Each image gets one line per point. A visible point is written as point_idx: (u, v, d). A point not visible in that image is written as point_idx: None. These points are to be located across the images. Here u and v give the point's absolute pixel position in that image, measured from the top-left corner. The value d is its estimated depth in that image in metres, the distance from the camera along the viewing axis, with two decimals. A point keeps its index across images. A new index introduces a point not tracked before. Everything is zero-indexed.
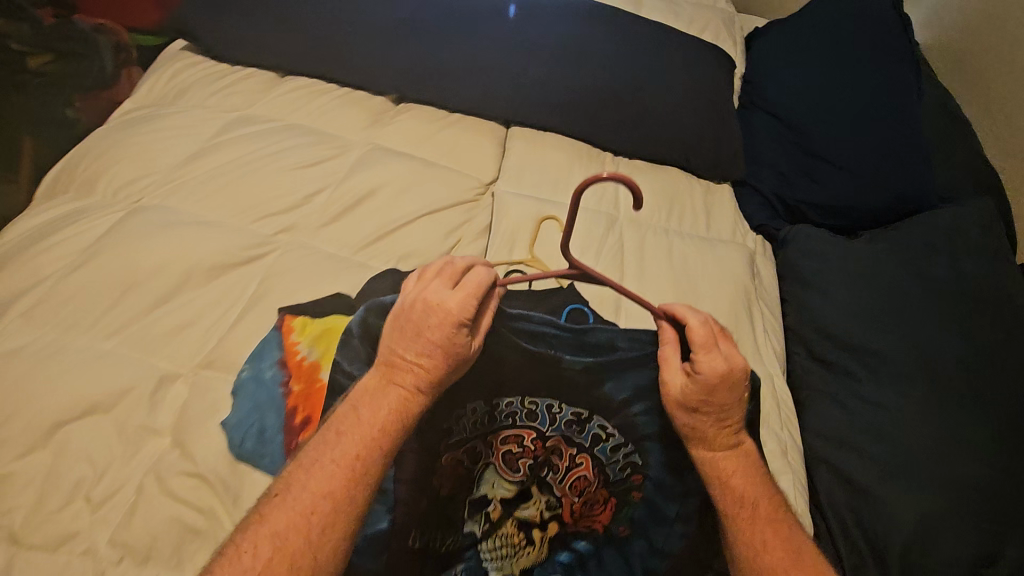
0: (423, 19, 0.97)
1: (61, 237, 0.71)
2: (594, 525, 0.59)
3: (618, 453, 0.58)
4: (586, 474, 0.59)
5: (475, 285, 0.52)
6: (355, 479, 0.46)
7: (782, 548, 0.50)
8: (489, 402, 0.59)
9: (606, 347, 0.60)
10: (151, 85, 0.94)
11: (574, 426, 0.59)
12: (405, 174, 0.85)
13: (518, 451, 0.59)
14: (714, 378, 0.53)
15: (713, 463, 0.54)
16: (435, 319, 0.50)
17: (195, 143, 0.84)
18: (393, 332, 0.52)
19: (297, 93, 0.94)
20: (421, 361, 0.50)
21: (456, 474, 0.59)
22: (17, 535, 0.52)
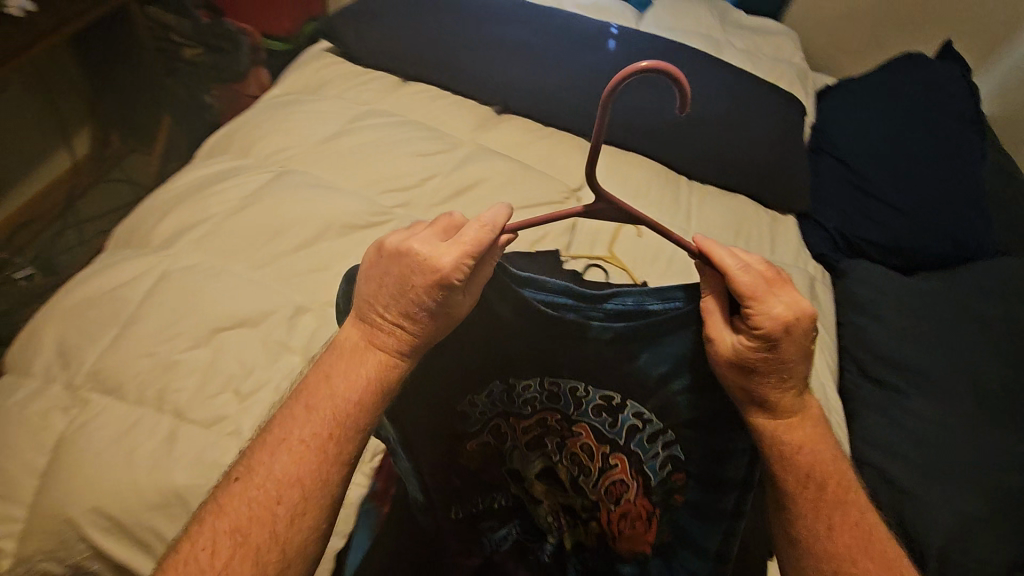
0: (534, 46, 1.12)
1: (225, 186, 0.85)
2: (638, 534, 0.58)
3: (659, 447, 0.55)
4: (621, 473, 0.57)
5: (467, 242, 0.51)
6: (325, 462, 0.49)
7: (845, 531, 0.49)
8: (501, 377, 0.58)
9: (638, 311, 0.53)
10: (299, 76, 1.10)
11: (606, 417, 0.57)
12: (504, 172, 0.97)
13: (549, 437, 0.60)
14: (767, 339, 0.50)
15: (773, 431, 0.52)
16: (423, 278, 0.51)
17: (333, 126, 0.98)
18: (372, 283, 0.54)
19: (418, 95, 1.09)
20: (411, 316, 0.52)
21: (484, 455, 0.62)
22: (181, 409, 0.63)
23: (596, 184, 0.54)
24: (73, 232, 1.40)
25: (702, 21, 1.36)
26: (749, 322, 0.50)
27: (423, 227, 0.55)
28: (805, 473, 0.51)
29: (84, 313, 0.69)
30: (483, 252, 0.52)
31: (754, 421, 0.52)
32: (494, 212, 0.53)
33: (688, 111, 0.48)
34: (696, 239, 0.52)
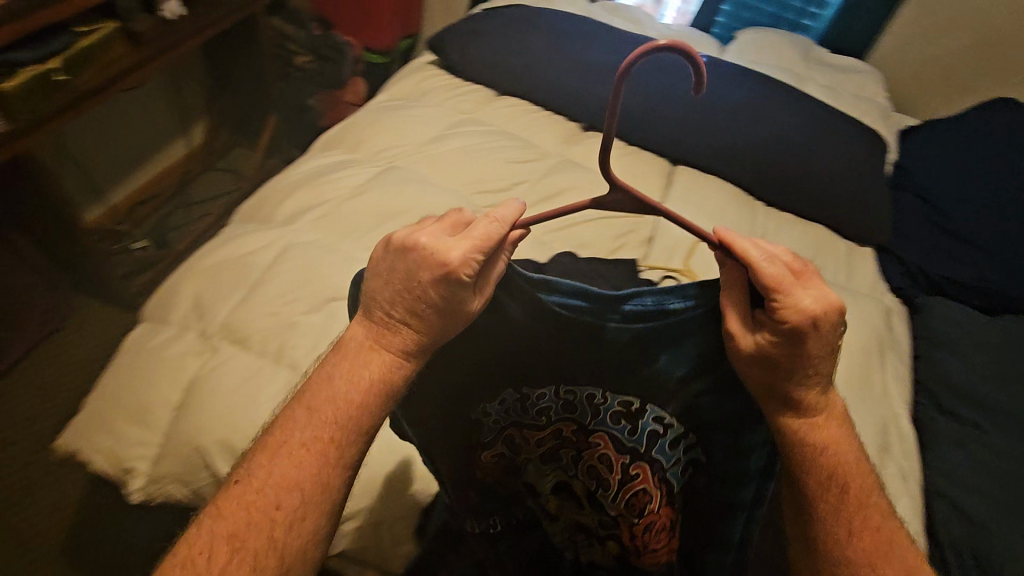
0: (623, 71, 1.18)
1: (340, 176, 0.94)
2: (660, 547, 0.57)
3: (677, 451, 0.55)
4: (645, 489, 0.55)
5: (480, 238, 0.48)
6: (327, 465, 0.46)
7: (869, 535, 0.48)
8: (513, 387, 0.58)
9: (660, 312, 0.52)
10: (403, 85, 1.20)
11: (626, 426, 0.55)
12: (590, 182, 1.03)
13: (562, 445, 0.59)
14: (787, 335, 0.47)
15: (806, 431, 0.50)
16: (429, 272, 0.47)
17: (434, 130, 1.07)
18: (378, 281, 0.50)
19: (510, 108, 1.17)
20: (415, 313, 0.49)
21: (501, 466, 0.62)
22: (299, 363, 0.71)
23: (609, 175, 0.51)
24: (182, 211, 1.55)
25: (786, 56, 1.39)
26: (770, 317, 0.47)
27: (432, 220, 0.52)
28: (830, 475, 0.49)
29: (217, 274, 0.79)
30: (494, 247, 0.49)
31: (778, 421, 0.50)
32: (508, 209, 0.51)
33: (703, 92, 0.45)
34: (714, 229, 0.49)
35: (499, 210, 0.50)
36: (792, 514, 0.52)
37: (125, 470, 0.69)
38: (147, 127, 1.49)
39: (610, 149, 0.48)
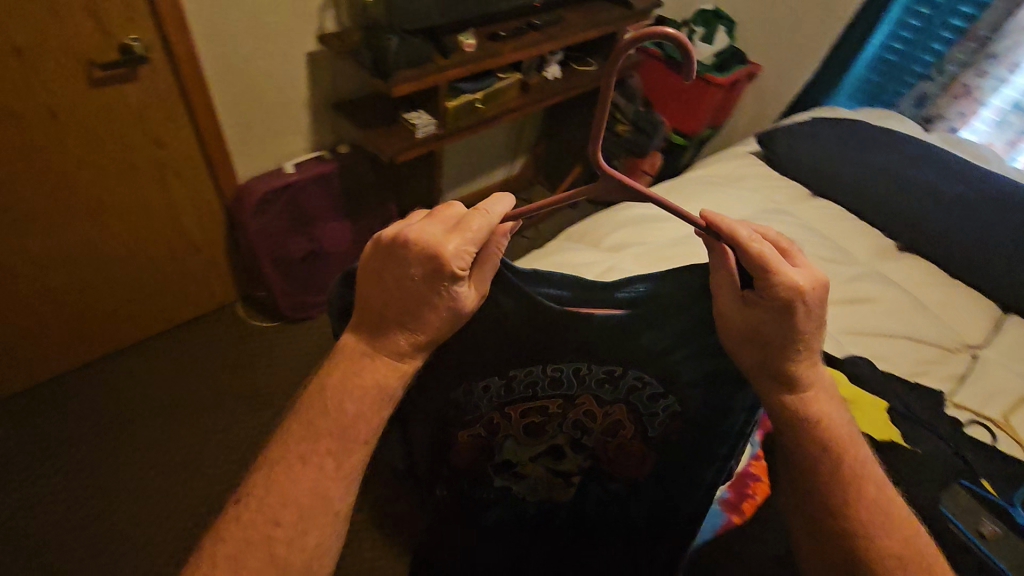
0: (970, 201, 1.13)
1: (659, 226, 1.09)
2: (624, 465, 0.77)
3: (657, 406, 0.69)
4: (621, 421, 0.72)
5: (470, 233, 0.52)
6: (330, 477, 0.50)
7: (866, 502, 0.56)
8: (505, 378, 0.70)
9: (651, 298, 0.62)
10: (724, 168, 1.34)
11: (608, 385, 0.69)
12: (900, 302, 1.03)
13: (542, 408, 0.74)
14: (776, 311, 0.54)
15: (797, 407, 0.58)
16: (422, 265, 0.51)
17: (747, 210, 1.16)
18: (371, 289, 0.54)
19: (824, 209, 1.22)
20: (412, 314, 0.54)
21: (483, 441, 0.78)
22: None
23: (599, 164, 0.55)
24: None
25: None
26: (761, 296, 0.54)
27: (422, 213, 0.55)
28: (822, 447, 0.58)
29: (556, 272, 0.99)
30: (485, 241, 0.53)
31: (777, 399, 0.59)
32: (499, 204, 0.55)
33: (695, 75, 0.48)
34: (704, 214, 0.55)
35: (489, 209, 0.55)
36: (792, 484, 0.62)
37: None
38: (488, 154, 1.86)
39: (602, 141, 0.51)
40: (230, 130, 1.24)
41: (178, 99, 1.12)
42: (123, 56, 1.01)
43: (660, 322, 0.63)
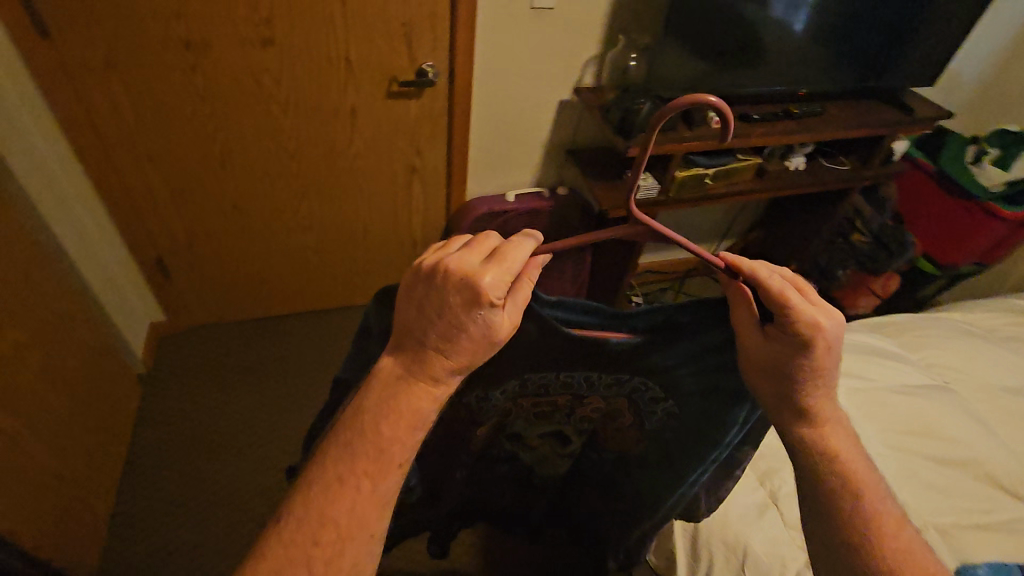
0: None
1: (889, 364, 0.95)
2: (619, 440, 0.83)
3: (655, 406, 0.73)
4: (621, 409, 0.77)
5: (507, 265, 0.49)
6: (374, 502, 0.45)
7: (897, 541, 0.52)
8: (520, 378, 0.70)
9: (663, 324, 0.63)
10: (986, 320, 1.11)
11: (612, 387, 0.72)
12: None
13: (551, 401, 0.76)
14: (794, 344, 0.53)
15: (815, 439, 0.57)
16: (459, 294, 0.47)
17: (1013, 382, 0.96)
18: (413, 314, 0.50)
19: None
20: (450, 343, 0.48)
21: (490, 427, 0.80)
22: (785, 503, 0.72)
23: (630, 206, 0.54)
24: (670, 294, 1.83)
25: None
26: (784, 331, 0.53)
27: (459, 243, 0.52)
28: (843, 479, 0.55)
29: None
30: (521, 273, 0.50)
31: (797, 431, 0.58)
32: (530, 240, 0.52)
33: (730, 136, 0.46)
34: (722, 254, 0.55)
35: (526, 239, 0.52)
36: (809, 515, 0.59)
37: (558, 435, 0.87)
38: (694, 230, 1.81)
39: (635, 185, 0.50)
40: (476, 154, 1.40)
41: (444, 120, 1.29)
42: (417, 78, 1.19)
43: (672, 346, 0.64)
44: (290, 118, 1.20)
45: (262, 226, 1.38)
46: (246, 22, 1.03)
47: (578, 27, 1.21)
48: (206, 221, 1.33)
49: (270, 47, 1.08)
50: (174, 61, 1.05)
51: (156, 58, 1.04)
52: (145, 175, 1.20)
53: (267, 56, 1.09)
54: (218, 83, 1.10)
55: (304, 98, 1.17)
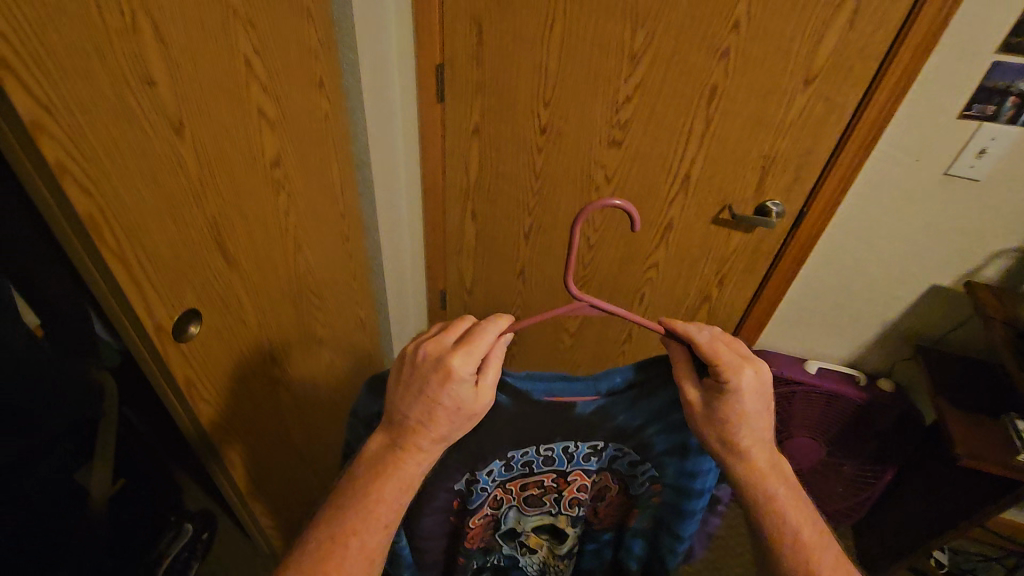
0: None
1: None
2: (611, 515, 0.88)
3: (638, 470, 0.79)
4: (606, 483, 0.82)
5: (474, 347, 0.64)
6: (364, 560, 0.59)
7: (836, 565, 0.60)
8: (505, 457, 0.75)
9: (623, 388, 0.73)
10: None
11: (591, 455, 0.77)
12: None
13: (541, 487, 0.81)
14: (727, 392, 0.63)
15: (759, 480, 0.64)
16: (434, 372, 0.63)
17: None
18: (404, 396, 0.64)
19: None
20: (429, 413, 0.63)
21: (484, 525, 0.82)
22: None
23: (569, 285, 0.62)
24: None
25: None
26: (718, 381, 0.63)
27: (436, 329, 0.68)
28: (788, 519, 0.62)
29: None
30: (492, 352, 0.65)
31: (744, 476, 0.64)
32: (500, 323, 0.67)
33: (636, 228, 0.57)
34: (658, 318, 0.67)
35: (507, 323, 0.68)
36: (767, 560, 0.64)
37: (555, 538, 0.88)
38: None
39: (568, 267, 0.58)
40: (787, 307, 1.17)
41: (764, 264, 1.10)
42: (756, 214, 1.03)
43: (638, 404, 0.73)
44: (603, 215, 1.16)
45: (534, 297, 1.38)
46: (604, 121, 1.02)
47: (1004, 210, 0.90)
48: (490, 277, 1.39)
49: (616, 147, 1.05)
50: (526, 139, 1.10)
51: (512, 134, 1.11)
52: (463, 223, 1.31)
53: (608, 157, 1.07)
54: (551, 168, 1.13)
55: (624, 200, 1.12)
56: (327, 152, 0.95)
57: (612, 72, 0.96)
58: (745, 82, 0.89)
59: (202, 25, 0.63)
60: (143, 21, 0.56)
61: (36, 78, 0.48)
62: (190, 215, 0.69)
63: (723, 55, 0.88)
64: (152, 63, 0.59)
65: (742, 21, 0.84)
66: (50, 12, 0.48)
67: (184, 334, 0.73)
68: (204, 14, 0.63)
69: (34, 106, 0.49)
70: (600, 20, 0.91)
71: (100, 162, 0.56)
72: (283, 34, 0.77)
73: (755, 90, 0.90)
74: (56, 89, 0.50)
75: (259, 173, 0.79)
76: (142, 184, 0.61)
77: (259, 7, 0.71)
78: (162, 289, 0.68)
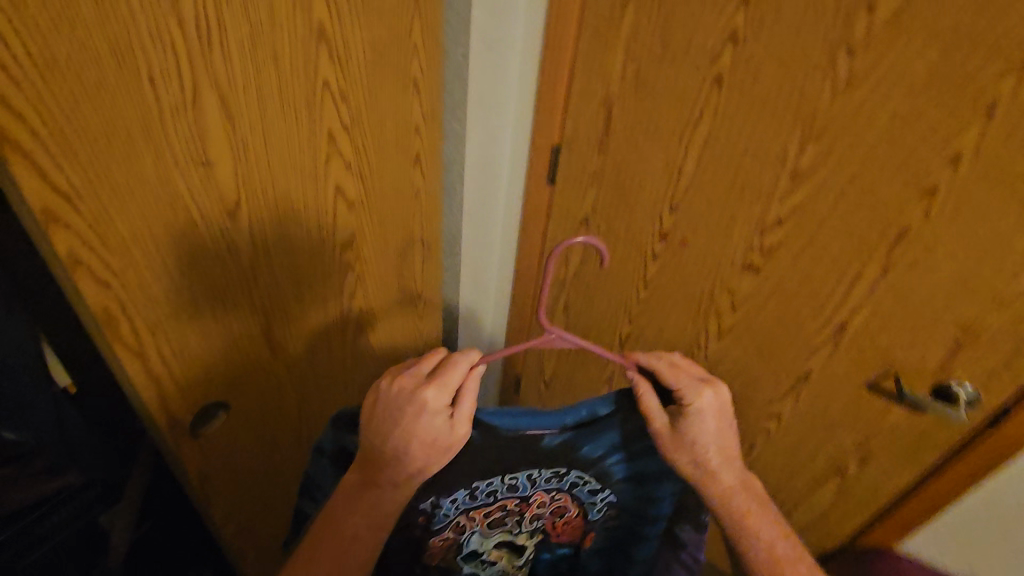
0: None
1: None
2: (571, 533, 0.76)
3: (597, 496, 0.70)
4: (565, 504, 0.71)
5: (448, 380, 0.59)
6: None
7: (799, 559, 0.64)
8: (470, 487, 0.65)
9: (588, 421, 0.63)
10: None
11: (554, 478, 0.66)
12: None
13: (501, 510, 0.68)
14: (695, 417, 0.61)
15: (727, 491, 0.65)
16: (407, 406, 0.57)
17: None
18: (372, 428, 0.59)
19: None
20: (401, 451, 0.57)
21: (444, 543, 0.71)
22: None
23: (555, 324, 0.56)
24: None
25: None
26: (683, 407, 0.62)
27: (406, 365, 0.63)
28: (752, 525, 0.65)
29: None
30: (469, 385, 0.59)
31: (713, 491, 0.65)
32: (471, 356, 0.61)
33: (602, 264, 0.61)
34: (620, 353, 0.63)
35: (477, 354, 0.62)
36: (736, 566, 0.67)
37: (519, 559, 0.77)
38: None
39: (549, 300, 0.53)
40: (953, 516, 0.88)
41: (932, 455, 0.83)
42: (931, 395, 0.77)
43: (603, 434, 0.65)
44: (721, 343, 0.95)
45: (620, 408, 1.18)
46: (742, 243, 0.82)
47: None
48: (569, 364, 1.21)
49: (752, 273, 0.84)
50: (642, 242, 0.93)
51: (626, 233, 0.94)
52: (553, 311, 1.17)
53: (741, 281, 0.86)
54: (665, 276, 0.95)
55: (753, 334, 0.90)
56: (413, 230, 0.85)
57: (766, 189, 0.76)
58: (953, 235, 0.65)
59: (281, 99, 0.54)
60: (208, 95, 0.48)
61: (57, 163, 0.41)
62: (233, 302, 0.61)
63: (928, 195, 0.65)
64: (212, 146, 0.50)
65: (965, 156, 0.61)
66: (86, 88, 0.40)
67: (202, 425, 0.64)
68: (286, 87, 0.54)
69: (51, 194, 0.41)
70: (762, 126, 0.72)
71: (127, 249, 0.48)
72: (379, 109, 0.67)
73: (968, 247, 0.65)
74: (81, 171, 0.42)
75: (325, 252, 0.70)
76: (176, 270, 0.53)
77: (355, 78, 0.61)
78: (187, 377, 0.60)
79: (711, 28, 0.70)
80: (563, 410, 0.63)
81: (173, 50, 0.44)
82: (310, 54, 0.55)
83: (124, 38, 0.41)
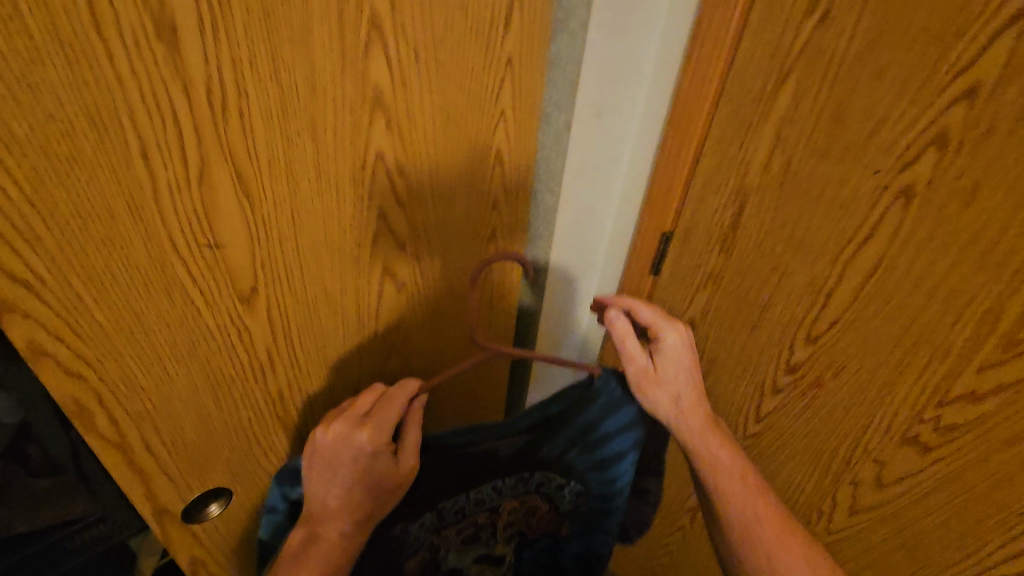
0: None
1: None
2: (543, 527, 0.78)
3: (563, 489, 0.71)
4: (535, 505, 0.72)
5: (387, 416, 0.54)
6: None
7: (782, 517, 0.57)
8: (437, 509, 0.66)
9: (541, 421, 0.62)
10: None
11: (517, 484, 0.68)
12: None
13: (471, 521, 0.70)
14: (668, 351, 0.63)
15: (703, 433, 0.61)
16: (345, 450, 0.52)
17: None
18: (313, 476, 0.53)
19: None
20: (345, 502, 0.52)
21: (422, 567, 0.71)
22: None
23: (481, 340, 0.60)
24: None
25: None
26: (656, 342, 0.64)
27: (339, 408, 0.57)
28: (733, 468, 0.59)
29: None
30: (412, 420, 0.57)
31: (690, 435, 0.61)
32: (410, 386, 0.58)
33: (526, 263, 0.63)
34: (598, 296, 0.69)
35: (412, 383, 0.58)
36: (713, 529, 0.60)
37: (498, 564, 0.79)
38: None
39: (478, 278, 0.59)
40: None
41: None
42: None
43: (553, 432, 0.64)
44: (851, 519, 0.72)
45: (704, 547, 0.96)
46: (905, 407, 0.60)
47: None
48: None
49: (915, 448, 0.61)
50: (761, 369, 0.73)
51: (741, 351, 0.75)
52: None
53: (895, 454, 0.63)
54: (785, 417, 0.73)
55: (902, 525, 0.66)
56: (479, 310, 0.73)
57: (952, 348, 0.54)
58: None
59: (318, 175, 0.45)
60: (221, 173, 0.40)
61: (15, 247, 0.34)
62: (243, 389, 0.52)
63: None
64: (223, 225, 0.42)
65: None
66: (55, 166, 0.33)
67: (198, 517, 0.57)
68: (326, 162, 0.45)
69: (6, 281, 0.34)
70: (964, 265, 0.51)
71: (105, 337, 0.41)
72: (448, 183, 0.56)
73: None
74: (47, 257, 0.35)
75: (364, 337, 0.61)
76: (170, 359, 0.45)
77: (419, 152, 0.51)
78: (180, 471, 0.53)
79: (903, 126, 0.50)
80: (507, 420, 0.60)
81: (176, 123, 0.36)
82: (359, 123, 0.45)
83: (110, 110, 0.33)
